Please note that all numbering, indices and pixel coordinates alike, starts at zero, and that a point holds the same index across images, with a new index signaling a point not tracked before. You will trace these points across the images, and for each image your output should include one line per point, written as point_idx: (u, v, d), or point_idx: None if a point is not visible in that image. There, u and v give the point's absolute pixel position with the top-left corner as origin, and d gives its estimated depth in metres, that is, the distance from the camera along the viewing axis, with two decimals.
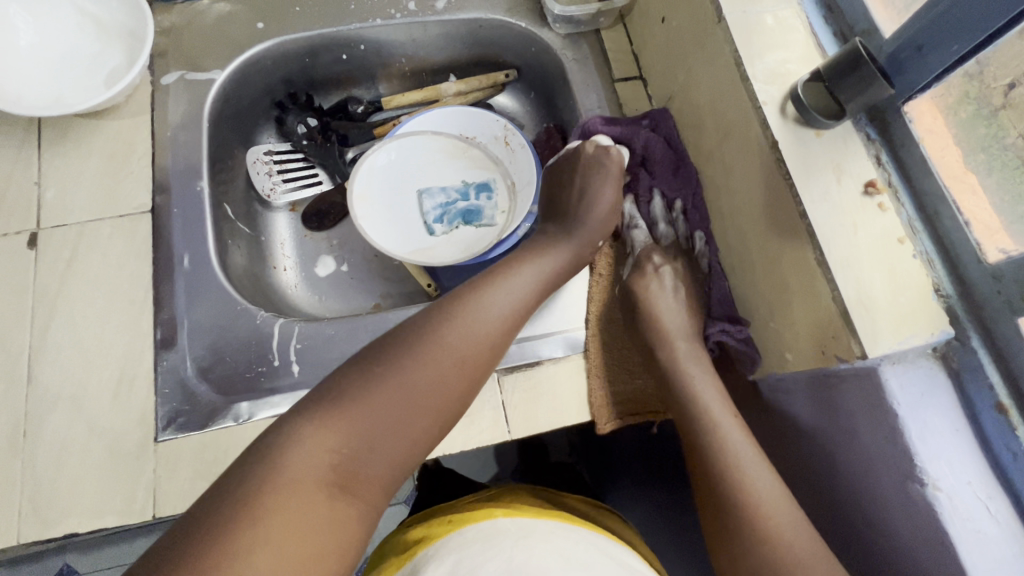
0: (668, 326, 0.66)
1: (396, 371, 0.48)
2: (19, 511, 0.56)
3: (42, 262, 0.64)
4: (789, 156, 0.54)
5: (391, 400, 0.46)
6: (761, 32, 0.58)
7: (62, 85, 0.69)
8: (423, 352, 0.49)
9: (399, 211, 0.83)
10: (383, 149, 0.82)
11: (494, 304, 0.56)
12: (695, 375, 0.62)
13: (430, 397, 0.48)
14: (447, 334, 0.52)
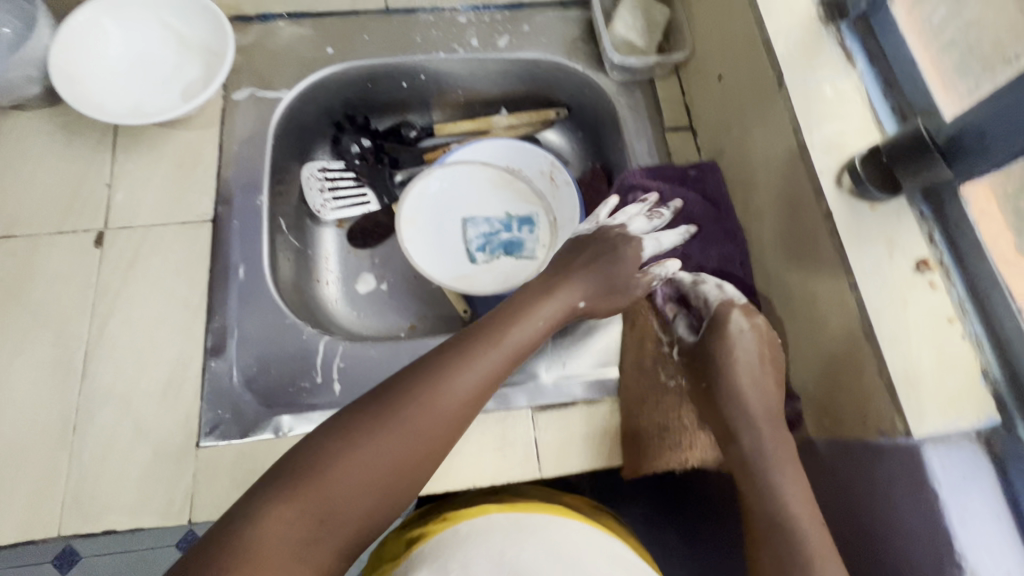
0: (739, 354, 0.59)
1: (347, 446, 0.46)
2: (62, 504, 0.57)
3: (106, 261, 0.67)
4: (843, 226, 0.55)
5: (340, 477, 0.45)
6: (821, 103, 0.60)
7: (141, 95, 0.73)
8: (380, 429, 0.47)
9: (443, 237, 0.85)
10: (432, 176, 0.85)
11: (476, 370, 0.52)
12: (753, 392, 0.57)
13: (382, 473, 0.46)
14: (413, 403, 0.49)
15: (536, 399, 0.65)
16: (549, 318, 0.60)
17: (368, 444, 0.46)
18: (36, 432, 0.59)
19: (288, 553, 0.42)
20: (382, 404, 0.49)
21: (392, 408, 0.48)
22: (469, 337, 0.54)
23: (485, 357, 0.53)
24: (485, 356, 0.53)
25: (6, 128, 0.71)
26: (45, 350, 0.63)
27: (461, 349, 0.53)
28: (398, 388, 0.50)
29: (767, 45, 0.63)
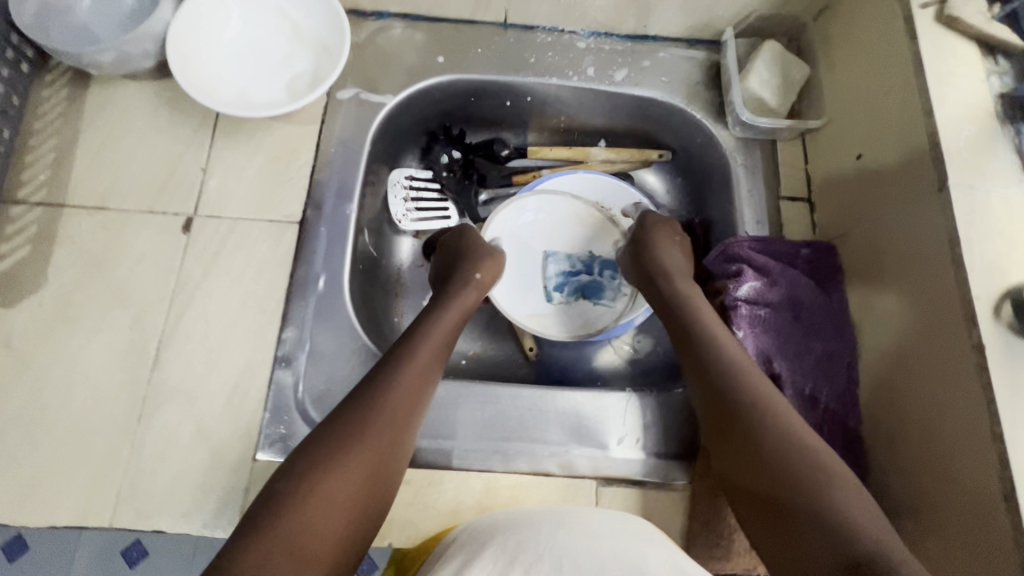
0: (690, 293, 0.65)
1: (326, 461, 0.48)
2: (118, 494, 0.57)
3: (191, 249, 0.66)
4: (995, 365, 0.48)
5: (326, 487, 0.46)
6: (987, 215, 0.53)
7: (247, 81, 0.71)
8: (352, 433, 0.50)
9: (521, 269, 0.81)
10: (522, 202, 0.81)
11: (417, 361, 0.57)
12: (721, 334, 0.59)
13: (362, 473, 0.48)
14: (381, 404, 0.52)
15: (601, 471, 0.62)
16: (457, 310, 0.64)
17: (342, 454, 0.48)
18: (103, 414, 0.59)
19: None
20: (346, 415, 0.51)
21: (360, 412, 0.51)
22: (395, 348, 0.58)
23: (401, 348, 0.58)
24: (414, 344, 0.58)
25: (114, 97, 0.70)
26: (121, 331, 0.62)
27: (400, 345, 0.58)
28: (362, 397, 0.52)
29: (932, 137, 0.56)
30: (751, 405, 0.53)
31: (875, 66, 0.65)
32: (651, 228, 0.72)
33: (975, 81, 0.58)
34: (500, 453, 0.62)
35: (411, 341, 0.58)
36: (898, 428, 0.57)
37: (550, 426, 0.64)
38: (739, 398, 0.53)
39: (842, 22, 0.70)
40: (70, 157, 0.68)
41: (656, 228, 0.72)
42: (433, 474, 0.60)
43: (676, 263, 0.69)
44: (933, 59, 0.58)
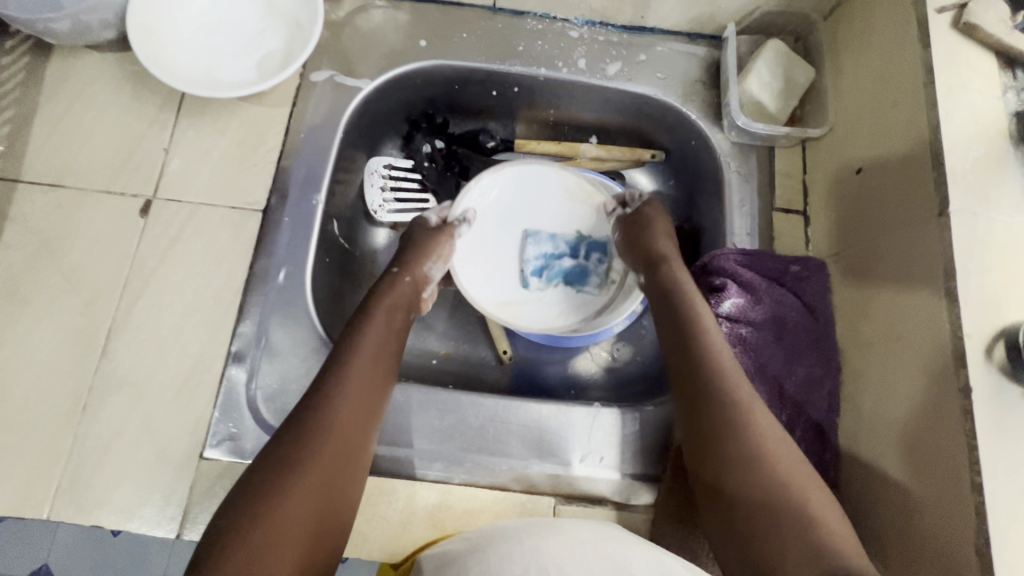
0: (687, 281, 0.60)
1: (280, 483, 0.45)
2: (58, 487, 0.55)
3: (148, 234, 0.63)
4: (982, 409, 0.45)
5: (285, 508, 0.44)
6: (988, 246, 0.49)
7: (215, 58, 0.67)
8: (303, 449, 0.47)
9: (496, 251, 0.74)
10: (494, 176, 0.73)
11: (361, 363, 0.54)
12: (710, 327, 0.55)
13: (318, 490, 0.46)
14: (330, 415, 0.50)
15: (562, 488, 0.60)
16: (396, 306, 0.61)
17: (296, 474, 0.46)
18: (48, 403, 0.57)
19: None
20: (298, 430, 0.49)
21: (309, 428, 0.49)
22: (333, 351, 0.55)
23: (343, 352, 0.55)
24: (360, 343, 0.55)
25: (76, 68, 0.67)
26: (71, 316, 0.60)
27: (342, 348, 0.55)
28: (310, 411, 0.50)
29: (936, 156, 0.51)
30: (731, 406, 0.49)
31: (885, 73, 0.60)
32: (646, 213, 0.68)
33: (990, 96, 0.53)
34: (457, 464, 0.60)
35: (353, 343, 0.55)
36: (875, 463, 0.54)
37: (511, 439, 0.61)
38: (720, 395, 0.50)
39: (853, 23, 0.65)
40: (26, 131, 0.65)
41: (652, 215, 0.67)
42: (385, 482, 0.58)
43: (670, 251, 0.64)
44: (946, 70, 0.53)
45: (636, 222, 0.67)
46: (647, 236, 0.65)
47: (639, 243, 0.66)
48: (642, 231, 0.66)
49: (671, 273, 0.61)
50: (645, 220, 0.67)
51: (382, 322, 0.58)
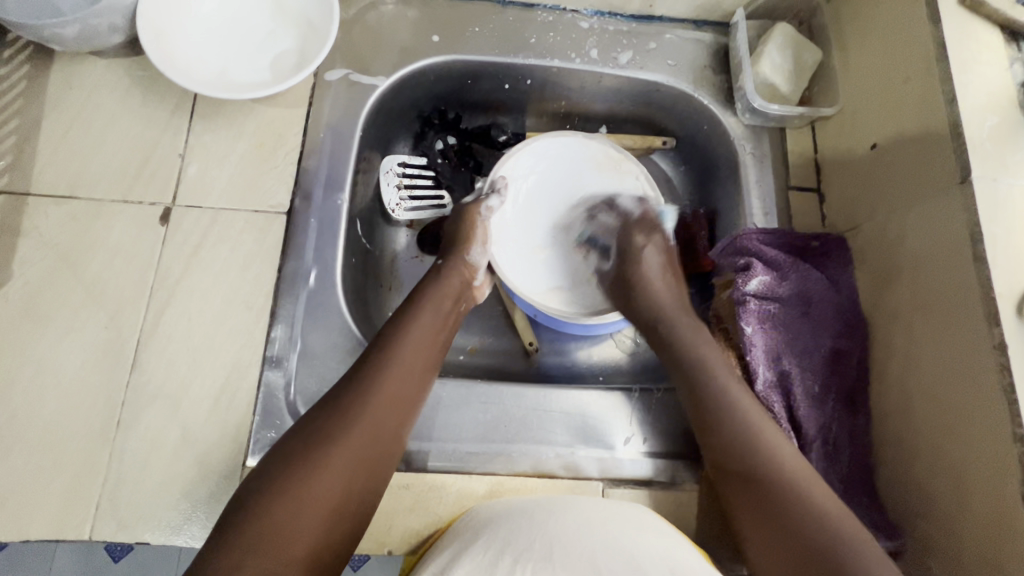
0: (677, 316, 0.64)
1: (307, 464, 0.47)
2: (97, 505, 0.54)
3: (170, 242, 0.61)
4: (1017, 364, 0.47)
5: (313, 485, 0.46)
6: (1009, 209, 0.51)
7: (227, 59, 0.66)
8: (337, 432, 0.49)
9: (536, 230, 0.74)
10: (522, 155, 0.72)
11: (409, 350, 0.56)
12: (714, 361, 0.58)
13: (345, 472, 0.48)
14: (365, 402, 0.51)
15: (608, 471, 0.61)
16: (443, 295, 0.62)
17: (324, 453, 0.47)
18: (79, 420, 0.56)
19: (271, 555, 0.43)
20: (332, 411, 0.50)
21: (344, 411, 0.50)
22: (379, 338, 0.57)
23: (391, 336, 0.57)
24: (405, 334, 0.57)
25: (81, 75, 0.65)
26: (95, 331, 0.58)
27: (388, 337, 0.56)
28: (347, 396, 0.51)
29: (954, 126, 0.54)
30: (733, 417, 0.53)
31: (895, 51, 0.62)
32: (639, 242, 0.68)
33: (999, 68, 0.56)
34: (503, 455, 0.60)
35: (398, 333, 0.57)
36: (912, 425, 0.56)
37: (555, 427, 0.62)
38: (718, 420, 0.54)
39: (857, 6, 0.68)
40: (32, 141, 0.62)
41: (641, 245, 0.68)
42: (433, 477, 0.58)
43: (660, 286, 0.66)
44: (956, 44, 0.56)
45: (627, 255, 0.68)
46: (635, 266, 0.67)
47: (632, 277, 0.67)
48: (634, 267, 0.67)
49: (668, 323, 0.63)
50: (636, 252, 0.68)
51: (429, 314, 0.60)
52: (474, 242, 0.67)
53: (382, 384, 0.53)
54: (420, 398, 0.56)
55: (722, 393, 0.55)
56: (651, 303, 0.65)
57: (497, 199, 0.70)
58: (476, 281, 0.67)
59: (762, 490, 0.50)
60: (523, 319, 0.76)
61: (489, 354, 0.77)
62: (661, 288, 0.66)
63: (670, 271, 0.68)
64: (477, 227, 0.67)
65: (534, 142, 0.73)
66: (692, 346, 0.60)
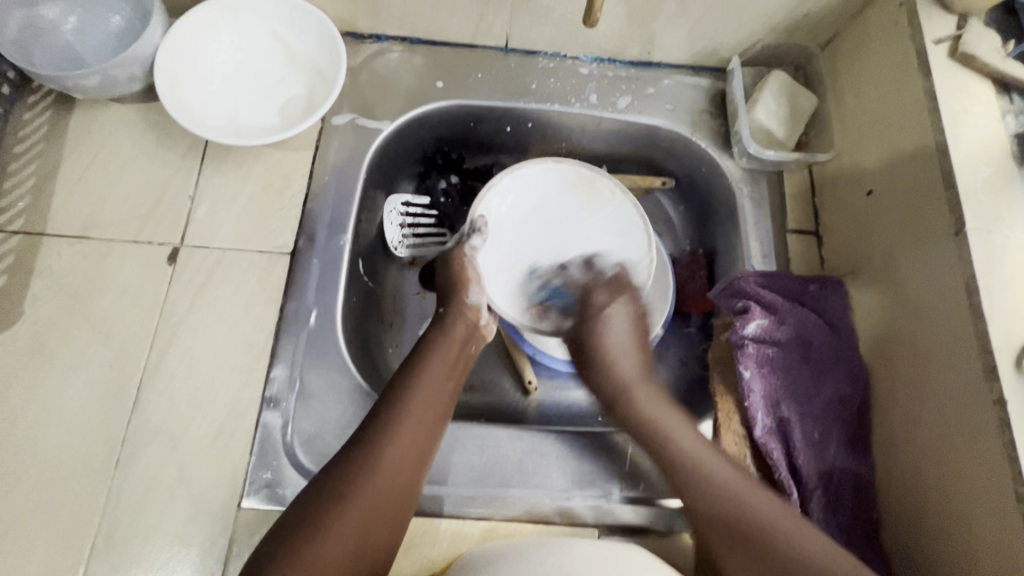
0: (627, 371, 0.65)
1: (313, 530, 0.48)
2: (93, 544, 0.54)
3: (176, 282, 0.63)
4: (1017, 420, 0.46)
5: (323, 546, 0.48)
6: (1005, 261, 0.51)
7: (239, 107, 0.69)
8: (344, 491, 0.51)
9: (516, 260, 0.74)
10: (493, 191, 0.71)
11: (416, 405, 0.57)
12: (671, 426, 0.60)
13: (354, 535, 0.49)
14: (371, 459, 0.53)
15: (604, 518, 0.60)
16: (449, 346, 0.63)
17: (332, 513, 0.49)
18: (79, 459, 0.56)
19: None
20: (339, 471, 0.52)
21: (350, 469, 0.52)
22: (388, 393, 0.58)
23: (399, 391, 0.58)
24: (411, 386, 0.58)
25: (100, 120, 0.68)
26: (100, 369, 0.59)
27: (397, 390, 0.58)
28: (354, 453, 0.53)
29: (947, 177, 0.54)
30: (700, 479, 0.55)
31: (889, 100, 0.63)
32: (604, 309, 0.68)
33: (991, 119, 0.56)
34: (498, 499, 0.60)
35: (405, 384, 0.58)
36: (915, 475, 0.55)
37: (551, 472, 0.61)
38: (694, 487, 0.55)
39: (851, 54, 0.69)
40: (50, 183, 0.65)
41: (605, 303, 0.68)
42: (427, 522, 0.58)
43: (623, 349, 0.66)
44: (948, 97, 0.57)
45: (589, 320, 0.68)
46: (598, 335, 0.67)
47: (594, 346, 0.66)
48: (595, 333, 0.67)
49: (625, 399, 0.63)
50: (596, 314, 0.68)
51: (435, 362, 0.61)
52: (469, 283, 0.67)
53: (388, 438, 0.54)
54: (431, 451, 0.57)
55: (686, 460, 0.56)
56: (610, 373, 0.65)
57: (480, 238, 0.69)
58: (483, 321, 0.68)
59: (739, 536, 0.51)
60: (522, 357, 0.76)
61: (488, 392, 0.77)
62: (621, 354, 0.66)
63: (639, 327, 0.68)
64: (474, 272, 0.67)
65: (500, 175, 0.71)
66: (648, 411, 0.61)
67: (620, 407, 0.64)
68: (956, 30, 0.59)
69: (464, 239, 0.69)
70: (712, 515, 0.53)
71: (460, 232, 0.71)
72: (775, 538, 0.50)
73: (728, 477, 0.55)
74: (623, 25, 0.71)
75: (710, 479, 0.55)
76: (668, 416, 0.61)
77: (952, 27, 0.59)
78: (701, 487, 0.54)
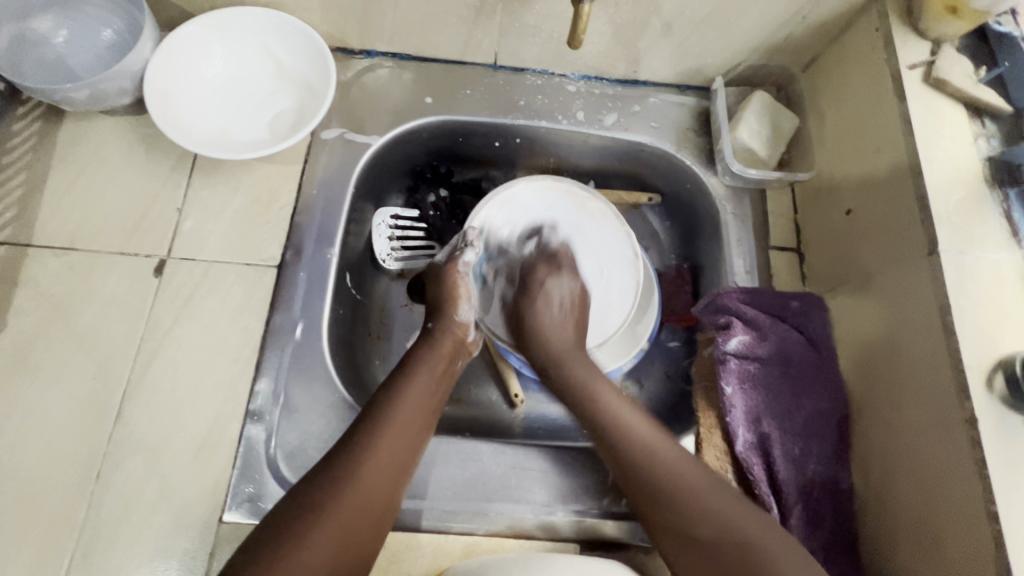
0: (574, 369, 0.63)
1: (291, 544, 0.48)
2: (72, 558, 0.54)
3: (162, 294, 0.63)
4: (988, 439, 0.47)
5: (302, 560, 0.48)
6: (976, 281, 0.52)
7: (229, 121, 0.70)
8: (325, 504, 0.51)
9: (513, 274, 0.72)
10: (494, 206, 0.73)
11: (397, 418, 0.57)
12: (632, 416, 0.59)
13: (332, 549, 0.49)
14: (353, 470, 0.53)
15: (586, 533, 0.60)
16: (435, 360, 0.63)
17: (313, 525, 0.49)
18: (60, 471, 0.56)
19: None
20: (322, 482, 0.52)
21: (333, 481, 0.52)
22: (370, 405, 0.58)
23: (382, 404, 0.58)
24: (399, 399, 0.58)
25: (90, 132, 0.68)
26: (83, 381, 0.59)
27: (382, 404, 0.58)
28: (336, 466, 0.53)
29: (921, 199, 0.55)
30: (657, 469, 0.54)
31: (867, 122, 0.64)
32: (547, 291, 0.67)
33: (963, 142, 0.58)
34: (481, 513, 0.60)
35: (391, 398, 0.58)
36: (891, 490, 0.56)
37: (533, 486, 0.62)
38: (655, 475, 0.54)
39: (831, 76, 0.71)
40: (37, 193, 0.65)
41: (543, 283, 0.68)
42: (410, 536, 0.58)
43: (561, 327, 0.66)
44: (922, 120, 0.58)
45: (529, 329, 0.67)
46: (539, 305, 0.67)
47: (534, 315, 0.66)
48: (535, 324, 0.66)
49: (559, 369, 0.64)
50: (538, 286, 0.68)
51: (422, 377, 0.61)
52: (459, 299, 0.68)
53: (371, 451, 0.54)
54: (412, 465, 0.57)
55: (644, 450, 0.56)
56: (546, 346, 0.65)
57: (472, 252, 0.69)
58: (471, 338, 0.68)
59: (690, 528, 0.51)
60: (508, 370, 0.76)
61: (473, 405, 0.77)
62: (563, 334, 0.66)
63: (580, 305, 0.69)
64: (461, 284, 0.68)
65: (501, 190, 0.73)
66: (615, 415, 0.59)
67: (555, 377, 0.64)
68: (930, 55, 0.61)
69: (455, 254, 0.70)
70: (658, 496, 0.53)
71: (450, 245, 0.72)
72: (733, 527, 0.51)
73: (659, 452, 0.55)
74: (610, 44, 0.71)
75: (663, 466, 0.54)
76: (630, 407, 0.60)
77: (926, 53, 0.61)
78: (664, 477, 0.54)
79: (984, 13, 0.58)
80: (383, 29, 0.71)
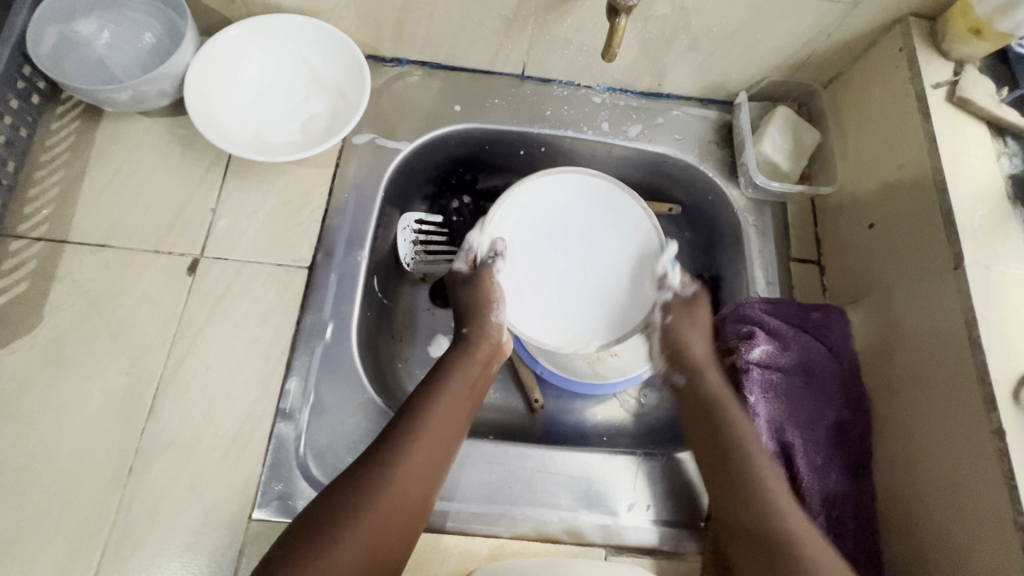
0: (716, 380, 0.66)
1: (324, 538, 0.49)
2: (102, 552, 0.54)
3: (194, 293, 0.64)
4: (1014, 451, 0.48)
5: (338, 553, 0.49)
6: (1002, 295, 0.54)
7: (263, 123, 0.71)
8: (365, 496, 0.52)
9: (538, 281, 0.72)
10: (509, 207, 0.72)
11: (433, 421, 0.58)
12: (763, 463, 0.59)
13: (364, 543, 0.50)
14: (391, 470, 0.54)
15: (610, 538, 0.61)
16: (470, 364, 0.65)
17: (351, 520, 0.51)
18: (93, 465, 0.57)
19: None
20: (359, 478, 0.53)
21: (371, 476, 0.53)
22: (408, 405, 0.59)
23: (419, 405, 0.59)
24: (436, 402, 0.59)
25: (126, 132, 0.69)
26: (117, 376, 0.60)
27: (419, 404, 0.59)
28: (374, 462, 0.54)
29: (947, 215, 0.57)
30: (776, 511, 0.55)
31: (889, 137, 0.66)
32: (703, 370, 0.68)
33: (987, 161, 0.60)
34: (506, 516, 0.61)
35: (428, 400, 0.60)
36: (916, 502, 0.57)
37: (558, 491, 0.62)
38: (780, 521, 0.54)
39: (853, 94, 0.72)
40: (74, 192, 0.66)
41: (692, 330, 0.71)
42: (434, 538, 0.58)
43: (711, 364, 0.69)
44: (946, 139, 0.60)
45: (689, 366, 0.68)
46: (691, 342, 0.70)
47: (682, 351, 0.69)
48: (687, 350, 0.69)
49: (724, 409, 0.63)
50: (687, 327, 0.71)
51: (459, 380, 0.62)
52: (493, 303, 0.69)
53: (408, 454, 0.55)
54: (445, 469, 0.57)
55: (752, 467, 0.58)
56: (700, 372, 0.67)
57: (501, 260, 0.71)
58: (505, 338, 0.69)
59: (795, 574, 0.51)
60: (529, 375, 0.77)
61: (494, 410, 0.77)
62: (715, 374, 0.67)
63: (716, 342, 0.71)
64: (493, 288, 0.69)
65: (524, 184, 0.72)
66: (729, 411, 0.63)
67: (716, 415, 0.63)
68: (953, 76, 0.62)
69: (487, 263, 0.70)
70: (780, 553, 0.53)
71: (471, 251, 0.72)
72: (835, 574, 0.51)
73: (780, 497, 0.56)
74: (637, 58, 0.73)
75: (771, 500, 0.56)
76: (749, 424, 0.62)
77: (950, 73, 0.63)
78: (779, 519, 0.55)
79: (1009, 36, 0.59)
80: (416, 39, 0.73)
